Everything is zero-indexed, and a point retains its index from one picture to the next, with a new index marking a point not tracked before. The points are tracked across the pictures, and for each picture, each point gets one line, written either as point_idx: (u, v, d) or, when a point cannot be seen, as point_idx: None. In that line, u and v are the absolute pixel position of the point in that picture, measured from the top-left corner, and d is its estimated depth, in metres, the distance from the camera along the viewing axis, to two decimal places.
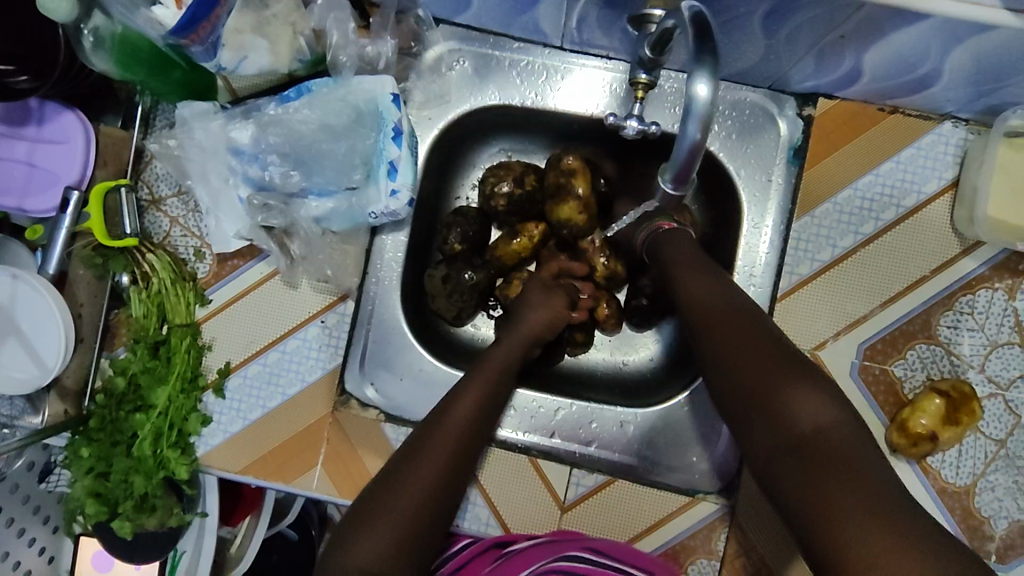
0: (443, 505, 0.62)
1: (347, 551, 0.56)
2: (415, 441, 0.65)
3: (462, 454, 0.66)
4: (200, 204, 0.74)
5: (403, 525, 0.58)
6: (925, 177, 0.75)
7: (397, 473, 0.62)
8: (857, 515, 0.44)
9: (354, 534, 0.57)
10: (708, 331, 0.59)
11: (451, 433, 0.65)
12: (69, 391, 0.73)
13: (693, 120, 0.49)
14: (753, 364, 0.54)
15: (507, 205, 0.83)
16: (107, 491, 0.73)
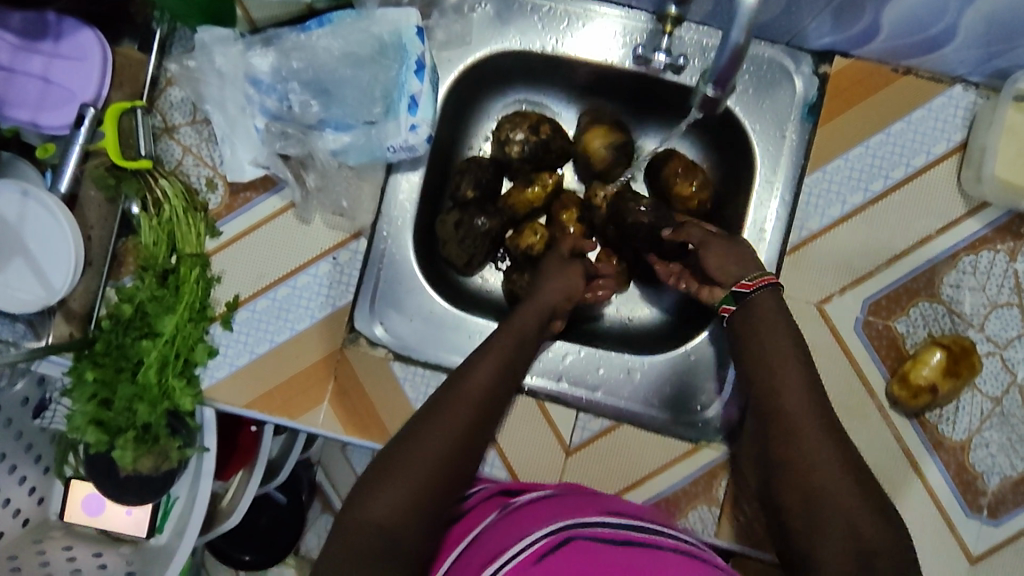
0: (463, 467, 0.62)
1: (362, 505, 0.56)
2: (435, 401, 0.65)
3: (482, 415, 0.65)
4: (217, 130, 0.73)
5: (420, 488, 0.58)
6: (934, 138, 0.76)
7: (417, 433, 0.62)
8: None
9: (370, 488, 0.57)
10: (782, 394, 0.63)
11: (471, 396, 0.65)
12: (76, 315, 0.72)
13: (738, 26, 0.52)
14: (813, 435, 0.60)
15: (522, 153, 0.83)
16: (110, 417, 0.72)
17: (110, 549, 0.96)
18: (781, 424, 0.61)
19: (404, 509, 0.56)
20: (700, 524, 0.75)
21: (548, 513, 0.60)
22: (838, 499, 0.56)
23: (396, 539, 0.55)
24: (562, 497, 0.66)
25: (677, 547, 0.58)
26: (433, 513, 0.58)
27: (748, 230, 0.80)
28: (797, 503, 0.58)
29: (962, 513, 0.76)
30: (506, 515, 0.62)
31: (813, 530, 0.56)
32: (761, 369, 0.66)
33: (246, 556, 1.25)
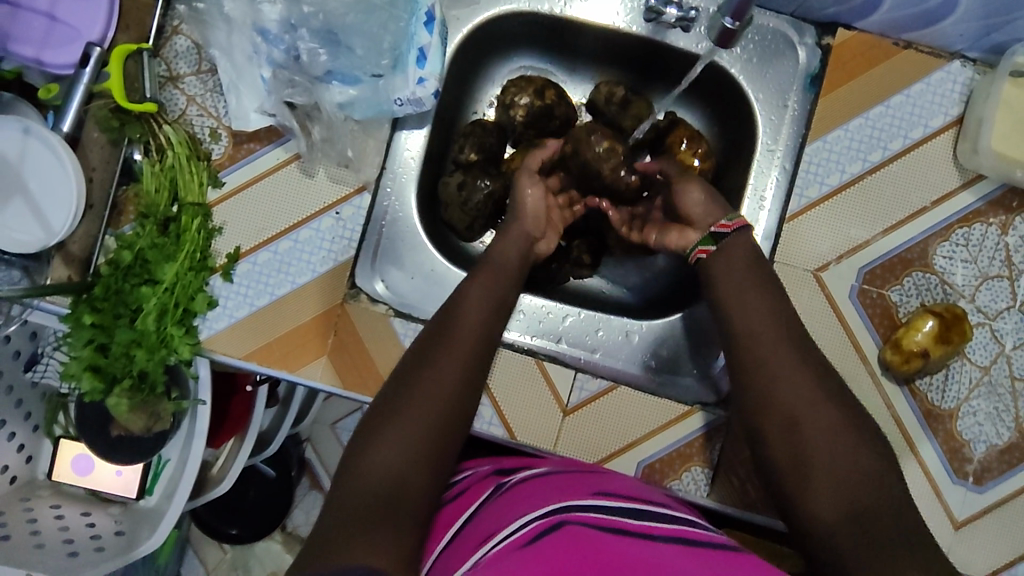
0: (462, 404, 0.63)
1: (364, 456, 0.57)
2: (426, 348, 0.66)
3: (476, 356, 0.66)
4: (223, 78, 0.73)
5: (420, 430, 0.58)
6: (932, 112, 0.78)
7: (413, 379, 0.62)
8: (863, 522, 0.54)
9: (373, 436, 0.58)
10: (762, 371, 0.62)
11: (460, 334, 0.66)
12: (75, 259, 0.72)
13: None
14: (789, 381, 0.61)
15: (526, 117, 0.84)
16: (107, 364, 0.72)
17: (100, 509, 0.96)
18: (765, 401, 0.61)
19: (409, 451, 0.57)
20: (694, 485, 0.76)
21: (535, 496, 0.58)
22: (832, 457, 0.57)
23: (404, 481, 0.56)
24: (551, 475, 0.63)
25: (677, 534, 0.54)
26: (437, 454, 0.59)
27: (747, 199, 0.81)
28: (784, 446, 0.59)
29: (949, 479, 0.77)
30: (499, 500, 0.60)
31: (805, 498, 0.57)
32: (738, 346, 0.64)
33: (232, 530, 1.23)
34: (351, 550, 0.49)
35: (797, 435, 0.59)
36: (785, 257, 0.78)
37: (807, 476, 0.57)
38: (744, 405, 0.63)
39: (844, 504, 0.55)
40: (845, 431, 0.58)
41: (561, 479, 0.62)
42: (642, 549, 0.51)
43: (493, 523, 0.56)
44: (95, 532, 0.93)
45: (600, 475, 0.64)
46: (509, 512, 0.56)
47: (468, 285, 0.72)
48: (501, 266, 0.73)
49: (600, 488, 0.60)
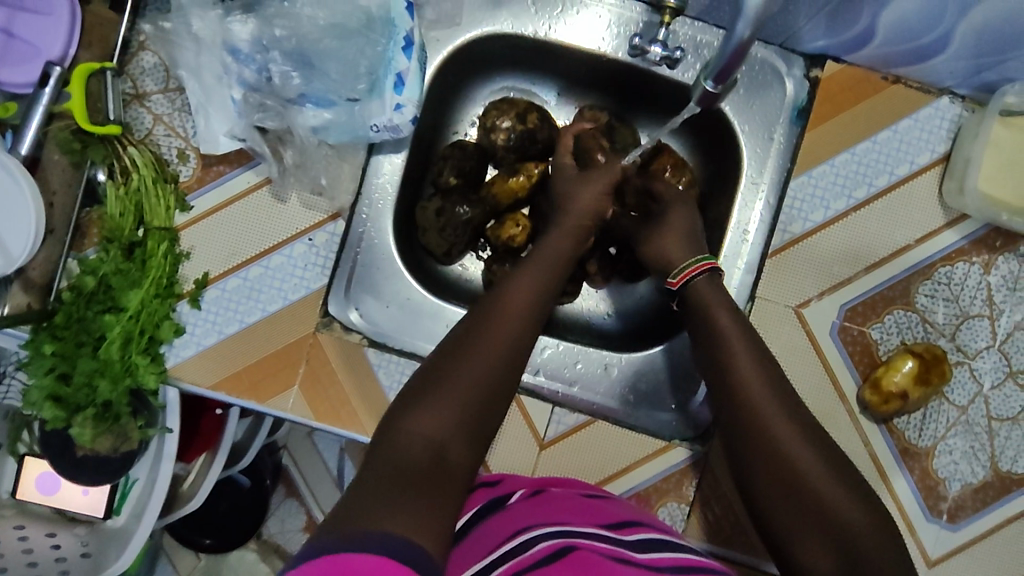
0: (511, 381, 0.60)
1: (410, 418, 0.54)
2: (476, 320, 0.63)
3: (525, 334, 0.64)
4: (191, 99, 0.70)
5: (468, 403, 0.56)
6: (919, 148, 0.77)
7: (463, 350, 0.60)
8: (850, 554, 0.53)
9: (417, 402, 0.55)
10: (755, 424, 0.60)
11: (516, 309, 0.64)
12: (35, 285, 0.68)
13: (744, 19, 0.51)
14: (772, 412, 0.61)
15: (508, 141, 0.82)
16: (68, 394, 0.69)
17: (65, 529, 0.94)
18: (757, 451, 0.59)
19: (456, 423, 0.55)
20: (669, 521, 0.75)
21: (533, 525, 0.55)
22: (820, 510, 0.55)
23: (447, 452, 0.53)
24: (553, 497, 0.62)
25: (681, 566, 0.53)
26: (483, 427, 0.56)
27: (731, 231, 0.80)
28: (773, 476, 0.58)
29: (923, 517, 0.77)
30: (504, 518, 0.58)
31: (799, 545, 0.56)
32: (734, 394, 0.63)
33: (207, 540, 1.23)
34: (387, 520, 0.44)
35: (795, 481, 0.57)
36: (766, 293, 0.78)
37: (799, 528, 0.56)
38: (733, 451, 0.62)
39: (840, 549, 0.53)
40: (817, 453, 0.59)
41: (563, 509, 0.59)
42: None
43: (483, 556, 0.53)
44: (59, 554, 0.92)
45: (606, 501, 0.64)
46: (503, 544, 0.53)
47: (521, 268, 0.70)
48: (544, 254, 0.72)
49: (601, 521, 0.58)
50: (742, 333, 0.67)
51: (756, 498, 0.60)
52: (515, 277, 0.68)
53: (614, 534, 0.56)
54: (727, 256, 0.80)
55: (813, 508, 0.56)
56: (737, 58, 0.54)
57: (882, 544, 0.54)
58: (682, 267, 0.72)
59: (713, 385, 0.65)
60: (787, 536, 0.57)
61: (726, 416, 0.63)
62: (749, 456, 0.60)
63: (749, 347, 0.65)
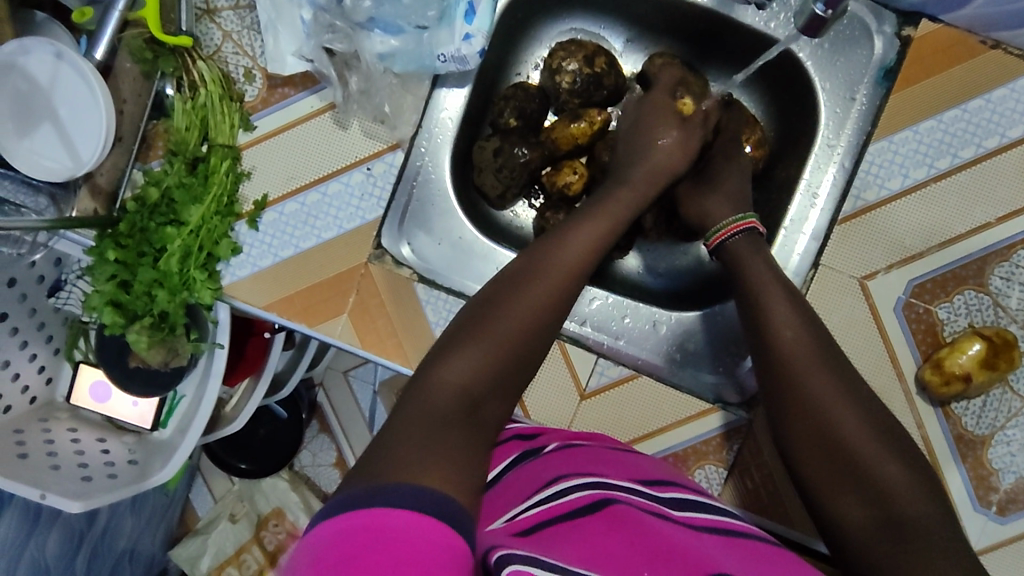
0: (543, 342, 0.59)
1: (439, 367, 0.54)
2: (516, 274, 0.61)
3: (568, 291, 0.62)
4: (261, 16, 0.70)
5: (501, 355, 0.55)
6: (1011, 121, 0.73)
7: (500, 303, 0.58)
8: (887, 522, 0.51)
9: (452, 349, 0.55)
10: (792, 391, 0.58)
11: (561, 267, 0.62)
12: (102, 191, 0.70)
13: None
14: (818, 380, 0.57)
15: (573, 84, 0.79)
16: (127, 301, 0.72)
17: (115, 436, 0.97)
18: (797, 414, 0.57)
19: (490, 375, 0.54)
20: (705, 483, 0.75)
21: (566, 476, 0.54)
22: (859, 475, 0.53)
23: (474, 404, 0.53)
24: (583, 450, 0.61)
25: (716, 527, 0.52)
26: (511, 384, 0.56)
27: (800, 193, 0.77)
28: (814, 442, 0.56)
29: (970, 506, 0.74)
30: (535, 464, 0.58)
31: (835, 503, 0.54)
32: (774, 359, 0.60)
33: (243, 464, 1.24)
34: (416, 468, 0.44)
35: (833, 437, 0.55)
36: (831, 260, 0.75)
37: (836, 485, 0.54)
38: (774, 416, 0.60)
39: (878, 519, 0.51)
40: (862, 423, 0.55)
41: (594, 460, 0.58)
42: (687, 538, 0.48)
43: (513, 500, 0.52)
44: (109, 458, 0.94)
45: (638, 458, 0.63)
46: (529, 492, 0.53)
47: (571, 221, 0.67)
48: (594, 212, 0.68)
49: (635, 476, 0.57)
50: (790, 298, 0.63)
51: (793, 457, 0.58)
52: (561, 231, 0.65)
53: (648, 489, 0.55)
54: (792, 220, 0.78)
55: (853, 471, 0.54)
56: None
57: (924, 506, 0.51)
58: (719, 229, 0.72)
59: (758, 354, 0.62)
60: (822, 494, 0.55)
61: (770, 383, 0.60)
62: (786, 422, 0.58)
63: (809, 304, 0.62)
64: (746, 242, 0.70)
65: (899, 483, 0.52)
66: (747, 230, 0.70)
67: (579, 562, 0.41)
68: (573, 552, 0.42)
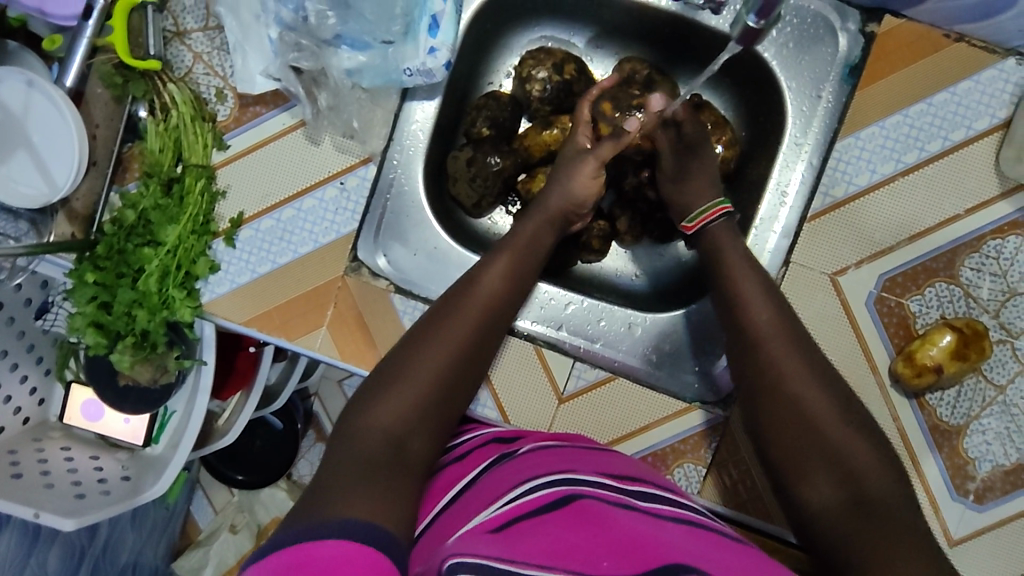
0: (470, 371, 0.62)
1: (366, 414, 0.55)
2: (434, 317, 0.63)
3: (491, 322, 0.65)
4: (229, 37, 0.71)
5: (427, 392, 0.57)
6: (976, 113, 0.74)
7: (422, 341, 0.61)
8: (850, 501, 0.51)
9: (374, 398, 0.56)
10: (765, 370, 0.59)
11: (480, 299, 0.65)
12: (78, 215, 0.71)
13: None
14: (788, 361, 0.58)
15: (543, 92, 0.80)
16: (108, 323, 0.72)
17: (109, 454, 0.98)
18: (772, 398, 0.58)
19: (410, 421, 0.55)
20: (684, 481, 0.75)
21: (535, 474, 0.55)
22: (831, 453, 0.54)
23: (405, 444, 0.54)
24: (553, 450, 0.62)
25: (684, 518, 0.53)
26: (443, 416, 0.58)
27: (769, 192, 0.78)
28: (783, 424, 0.57)
29: (948, 495, 0.75)
30: (503, 466, 0.58)
31: (803, 488, 0.54)
32: (748, 342, 0.61)
33: (240, 475, 1.25)
34: (350, 505, 0.46)
35: (807, 421, 0.55)
36: (801, 258, 0.75)
37: (802, 468, 0.55)
38: (750, 401, 0.60)
39: (845, 496, 0.52)
40: (830, 406, 0.56)
41: (562, 458, 0.59)
42: (650, 530, 0.49)
43: (482, 504, 0.52)
44: (102, 475, 0.94)
45: (609, 455, 0.64)
46: (498, 493, 0.53)
47: (490, 256, 0.70)
48: (516, 241, 0.71)
49: (606, 472, 0.58)
50: (761, 283, 0.65)
51: (766, 443, 0.58)
52: (482, 268, 0.68)
53: (618, 483, 0.56)
54: (763, 219, 0.78)
55: (823, 454, 0.54)
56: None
57: (890, 489, 0.52)
58: (701, 210, 0.73)
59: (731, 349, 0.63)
60: (791, 475, 0.56)
61: (744, 372, 0.61)
62: (757, 405, 0.59)
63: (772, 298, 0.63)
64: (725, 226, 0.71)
65: (864, 461, 0.53)
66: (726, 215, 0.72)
67: (539, 554, 0.42)
68: (532, 545, 0.43)
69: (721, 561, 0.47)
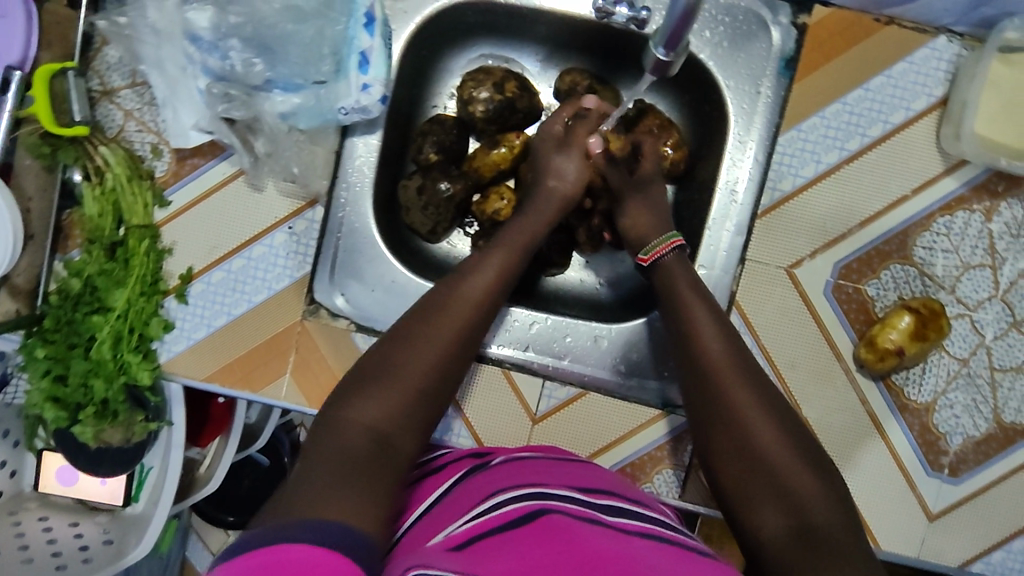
0: (454, 377, 0.60)
1: (348, 411, 0.54)
2: (422, 315, 0.61)
3: (477, 323, 0.63)
4: (156, 94, 0.70)
5: (414, 392, 0.56)
6: (914, 93, 0.74)
7: (406, 341, 0.59)
8: (795, 531, 0.52)
9: (360, 392, 0.55)
10: (717, 397, 0.60)
11: (468, 298, 0.63)
12: (21, 290, 0.69)
13: None
14: (738, 393, 0.60)
15: (486, 113, 0.79)
16: (65, 396, 0.71)
17: (88, 518, 0.94)
18: (718, 426, 0.59)
19: (394, 422, 0.54)
20: (665, 487, 0.76)
21: (507, 488, 0.55)
22: (776, 483, 0.55)
23: (389, 441, 0.53)
24: (524, 462, 0.61)
25: (648, 534, 0.52)
26: (426, 422, 0.57)
27: (719, 191, 0.78)
28: (732, 457, 0.58)
29: (923, 472, 0.76)
30: (472, 480, 0.58)
31: (751, 517, 0.55)
32: (701, 365, 0.62)
33: (231, 517, 1.22)
34: (324, 509, 0.44)
35: (753, 453, 0.57)
36: (757, 254, 0.76)
37: (753, 499, 0.56)
38: (699, 428, 0.61)
39: (794, 523, 0.53)
40: (779, 438, 0.57)
41: (532, 470, 0.59)
42: (619, 546, 0.48)
43: (449, 520, 0.52)
44: (83, 543, 0.92)
45: (590, 471, 0.63)
46: (466, 510, 0.53)
47: (473, 261, 0.67)
48: (504, 240, 0.69)
49: (574, 486, 0.57)
50: (705, 306, 0.66)
51: (716, 472, 0.59)
52: (465, 270, 0.66)
53: (586, 498, 0.55)
54: (715, 218, 0.77)
55: (769, 486, 0.55)
56: (684, 27, 0.49)
57: (832, 518, 0.53)
58: (654, 245, 0.73)
59: (688, 361, 0.64)
60: (740, 505, 0.57)
61: (689, 401, 0.63)
62: (710, 434, 0.60)
63: (717, 318, 0.65)
64: (678, 260, 0.71)
65: (812, 491, 0.54)
66: (679, 247, 0.72)
67: None
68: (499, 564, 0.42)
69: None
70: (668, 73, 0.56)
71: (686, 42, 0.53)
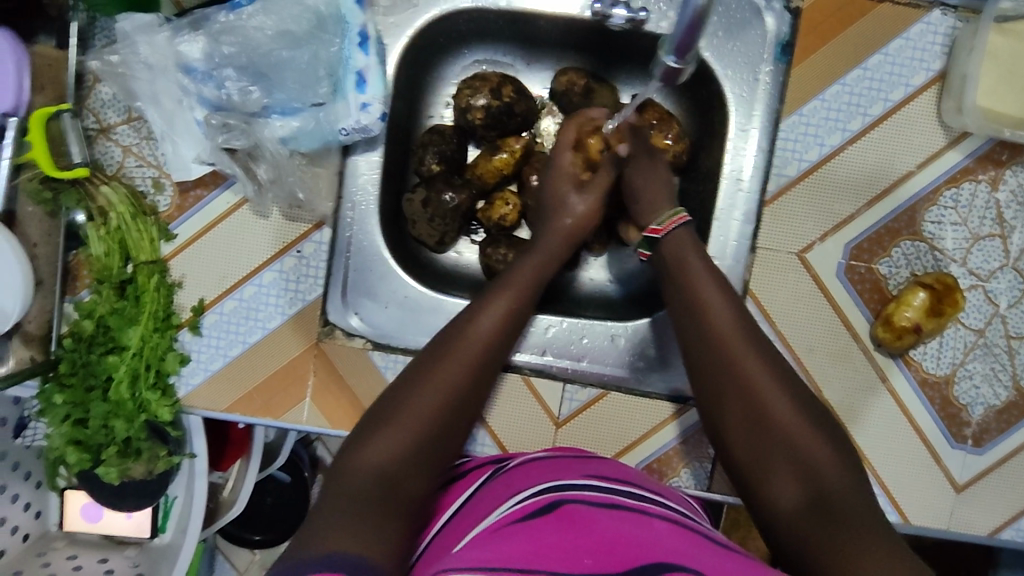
0: (459, 420, 0.59)
1: (357, 456, 0.53)
2: (432, 351, 0.62)
3: (483, 365, 0.62)
4: (154, 128, 0.70)
5: (422, 430, 0.56)
6: (912, 69, 0.74)
7: (416, 384, 0.59)
8: (805, 503, 0.53)
9: (368, 437, 0.55)
10: (731, 372, 0.59)
11: (475, 339, 0.62)
12: (34, 337, 0.69)
13: None
14: (750, 364, 0.59)
15: (486, 120, 0.78)
16: (87, 438, 0.71)
17: (116, 552, 0.92)
18: (729, 403, 0.59)
19: (412, 449, 0.54)
20: (693, 480, 0.76)
21: (525, 486, 0.54)
22: (790, 454, 0.56)
23: (407, 472, 0.53)
24: (538, 462, 0.61)
25: (668, 516, 0.52)
26: (432, 453, 0.56)
27: (725, 180, 0.77)
28: (744, 429, 0.58)
29: (947, 445, 0.76)
30: (490, 485, 0.58)
31: (764, 489, 0.56)
32: (712, 337, 0.61)
33: (257, 536, 1.22)
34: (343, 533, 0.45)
35: (766, 424, 0.57)
36: (768, 242, 0.75)
37: (765, 470, 0.56)
38: (708, 414, 0.62)
39: (807, 493, 0.53)
40: (794, 413, 0.57)
41: (547, 468, 0.58)
42: (638, 527, 0.48)
43: (470, 523, 0.52)
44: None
45: (607, 463, 0.62)
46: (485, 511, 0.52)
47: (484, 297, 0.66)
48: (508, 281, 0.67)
49: (594, 475, 0.57)
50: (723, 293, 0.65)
51: (725, 448, 0.60)
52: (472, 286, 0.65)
53: (606, 485, 0.55)
54: (722, 208, 0.77)
55: (782, 458, 0.56)
56: (693, 33, 0.49)
57: (841, 482, 0.54)
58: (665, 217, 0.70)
59: (699, 337, 0.62)
60: (751, 478, 0.57)
61: (697, 375, 0.63)
62: (723, 406, 0.60)
63: (732, 302, 0.63)
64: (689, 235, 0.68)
65: (824, 460, 0.55)
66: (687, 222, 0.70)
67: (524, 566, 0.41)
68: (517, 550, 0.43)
69: (704, 557, 0.46)
70: (678, 81, 0.55)
71: (694, 50, 0.52)
